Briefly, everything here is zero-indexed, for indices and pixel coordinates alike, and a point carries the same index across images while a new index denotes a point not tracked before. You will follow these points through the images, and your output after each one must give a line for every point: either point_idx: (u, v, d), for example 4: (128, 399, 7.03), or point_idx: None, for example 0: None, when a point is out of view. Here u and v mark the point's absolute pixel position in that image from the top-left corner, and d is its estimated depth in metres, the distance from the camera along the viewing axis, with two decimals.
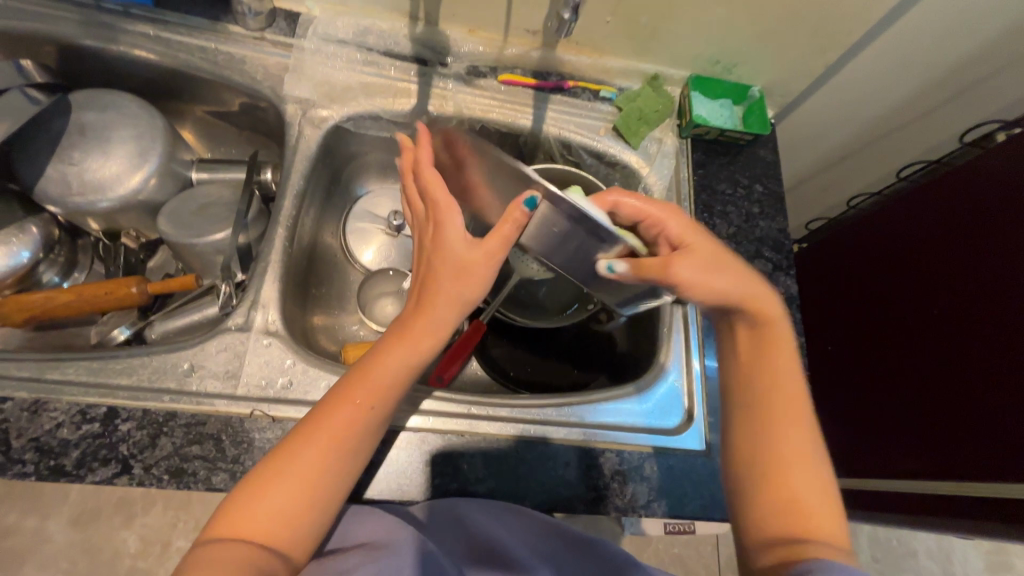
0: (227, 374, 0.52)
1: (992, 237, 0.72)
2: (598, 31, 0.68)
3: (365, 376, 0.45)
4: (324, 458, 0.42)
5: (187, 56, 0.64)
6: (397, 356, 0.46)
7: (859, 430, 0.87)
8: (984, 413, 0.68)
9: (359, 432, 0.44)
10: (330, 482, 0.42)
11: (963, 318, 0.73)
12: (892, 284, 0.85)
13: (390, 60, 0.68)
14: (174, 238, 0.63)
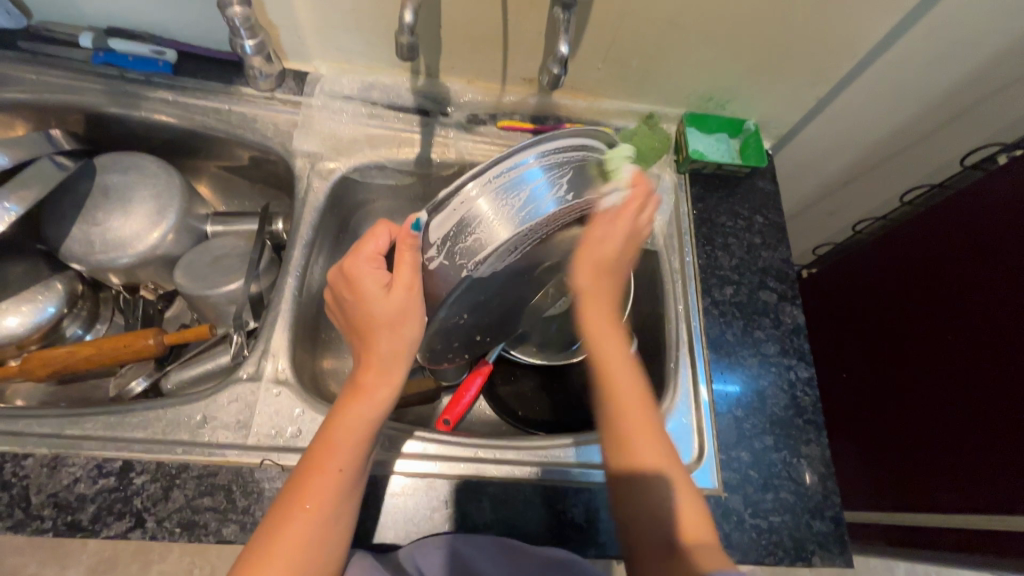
0: (239, 424, 0.53)
1: (993, 264, 0.72)
2: (591, 76, 0.70)
3: (331, 446, 0.47)
4: (312, 526, 0.44)
5: (203, 117, 0.68)
6: (352, 424, 0.48)
7: (883, 460, 0.85)
8: (1006, 443, 0.66)
9: (336, 495, 0.46)
10: (327, 543, 0.45)
11: (978, 344, 0.72)
12: (905, 311, 0.84)
13: (394, 112, 0.72)
14: (190, 290, 0.65)
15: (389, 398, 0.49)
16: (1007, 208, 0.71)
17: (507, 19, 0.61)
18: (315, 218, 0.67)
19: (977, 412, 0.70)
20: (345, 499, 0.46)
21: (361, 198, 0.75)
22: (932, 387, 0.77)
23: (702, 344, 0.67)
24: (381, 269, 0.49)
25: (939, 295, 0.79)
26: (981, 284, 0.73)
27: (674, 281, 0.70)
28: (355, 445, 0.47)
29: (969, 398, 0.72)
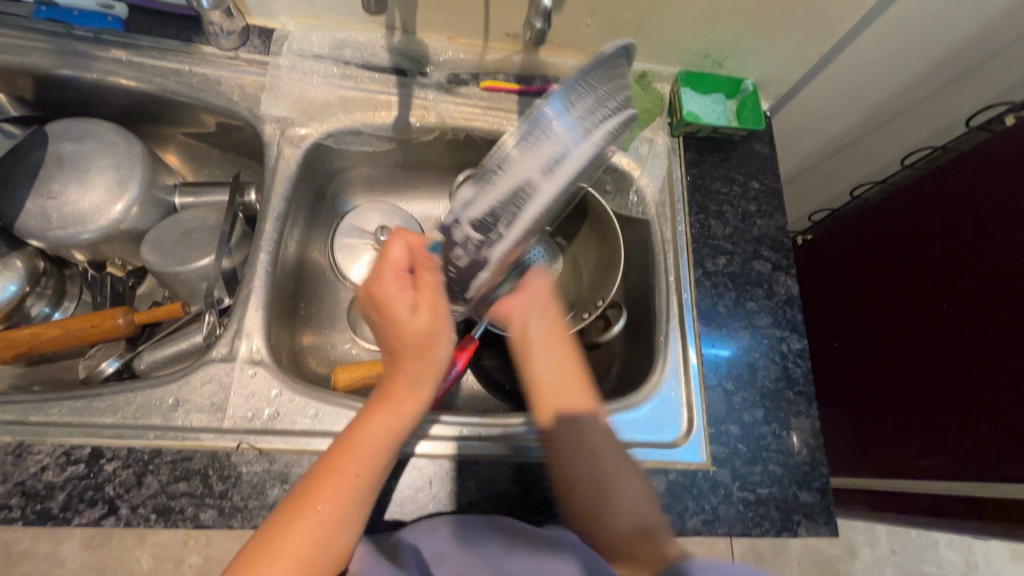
0: (213, 407, 0.51)
1: (996, 231, 0.70)
2: (580, 32, 0.65)
3: (353, 453, 0.46)
4: (326, 527, 0.44)
5: (162, 80, 0.63)
6: (374, 438, 0.47)
7: (872, 427, 0.85)
8: (1003, 410, 0.65)
9: (349, 503, 0.45)
10: (335, 545, 0.45)
11: (977, 313, 0.70)
12: (903, 277, 0.82)
13: (368, 73, 0.67)
14: (159, 266, 0.62)
15: (411, 414, 0.48)
16: (1014, 172, 0.68)
17: None
18: (287, 189, 0.63)
19: (973, 379, 0.70)
20: (358, 505, 0.46)
21: (337, 166, 0.71)
22: (926, 354, 0.76)
23: (692, 316, 0.65)
24: (405, 281, 0.49)
25: (941, 260, 0.76)
26: (984, 248, 0.71)
27: (666, 251, 0.68)
28: (377, 457, 0.46)
29: (966, 365, 0.71)
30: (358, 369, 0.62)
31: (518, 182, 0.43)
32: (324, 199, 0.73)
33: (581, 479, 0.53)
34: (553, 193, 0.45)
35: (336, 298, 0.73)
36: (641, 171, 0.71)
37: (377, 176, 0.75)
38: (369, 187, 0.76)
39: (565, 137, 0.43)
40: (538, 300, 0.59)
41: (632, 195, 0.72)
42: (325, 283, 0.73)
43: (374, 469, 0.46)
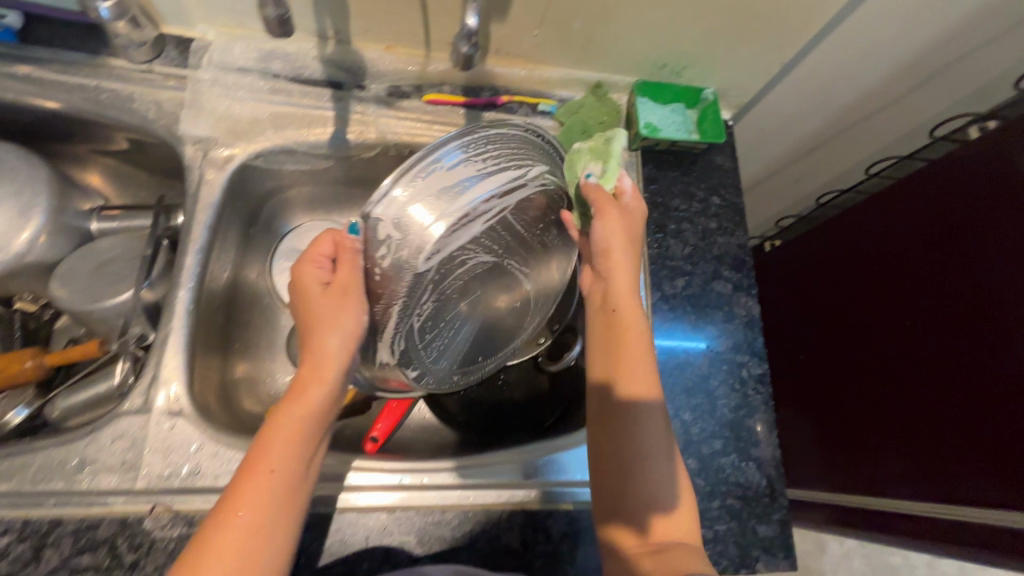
0: (125, 466, 0.47)
1: (966, 247, 0.68)
2: (528, 43, 0.61)
3: (268, 442, 0.42)
4: (264, 532, 0.39)
5: (66, 96, 0.57)
6: (295, 423, 0.44)
7: (843, 432, 0.83)
8: (980, 407, 0.63)
9: (279, 499, 0.40)
10: (265, 553, 0.39)
11: (945, 330, 0.69)
12: (880, 283, 0.80)
13: (300, 87, 0.61)
14: (70, 303, 0.57)
15: (328, 394, 0.46)
16: (984, 188, 0.66)
17: None
18: (212, 215, 0.58)
19: (946, 376, 0.68)
20: (288, 500, 0.41)
21: (272, 185, 0.66)
22: (902, 351, 0.74)
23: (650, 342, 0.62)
24: (322, 269, 0.49)
25: (914, 269, 0.74)
26: (959, 243, 0.69)
27: None
28: (299, 444, 0.43)
29: (939, 362, 0.69)
30: None
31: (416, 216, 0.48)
32: (260, 219, 0.68)
33: (620, 438, 0.48)
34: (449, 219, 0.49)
35: (276, 326, 0.69)
36: None
37: (318, 194, 0.70)
38: (311, 206, 0.71)
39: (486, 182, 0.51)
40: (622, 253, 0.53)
41: None
42: (265, 308, 0.68)
43: (302, 456, 0.43)
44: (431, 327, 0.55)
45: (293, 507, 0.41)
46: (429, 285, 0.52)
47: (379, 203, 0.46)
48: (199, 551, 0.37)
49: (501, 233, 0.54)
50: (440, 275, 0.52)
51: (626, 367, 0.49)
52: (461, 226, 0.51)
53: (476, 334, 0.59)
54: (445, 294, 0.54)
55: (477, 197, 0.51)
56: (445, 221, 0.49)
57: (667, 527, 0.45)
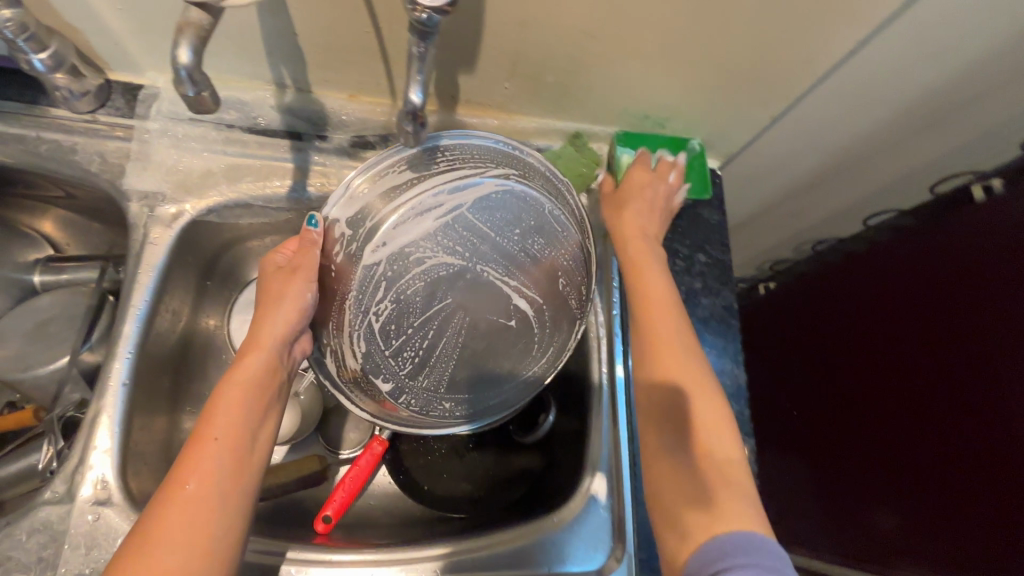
0: (42, 564, 0.43)
1: (973, 308, 0.63)
2: (500, 94, 0.58)
3: (211, 412, 0.44)
4: (214, 498, 0.41)
5: (2, 148, 0.53)
6: (239, 397, 0.46)
7: (848, 477, 0.78)
8: (985, 430, 0.59)
9: (229, 461, 0.43)
10: (218, 516, 0.40)
11: (949, 393, 0.64)
12: (881, 335, 0.75)
13: (257, 137, 0.58)
14: (4, 369, 0.54)
15: (274, 367, 0.49)
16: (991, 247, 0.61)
17: (377, 27, 0.48)
18: (156, 276, 0.54)
19: (948, 402, 0.64)
20: (236, 466, 0.43)
21: (229, 237, 0.62)
22: (900, 378, 0.71)
23: (628, 417, 0.57)
24: (281, 257, 0.53)
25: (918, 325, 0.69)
26: (948, 262, 0.66)
27: (598, 340, 0.60)
28: (243, 407, 0.45)
29: (939, 388, 0.65)
30: None
31: (360, 211, 0.53)
32: (217, 271, 0.64)
33: (677, 411, 0.47)
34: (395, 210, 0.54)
35: None
36: None
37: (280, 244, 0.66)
38: None
39: (438, 186, 0.54)
40: (642, 235, 0.57)
41: None
42: (218, 363, 0.64)
43: (245, 425, 0.45)
44: (394, 330, 0.56)
45: (243, 474, 0.43)
46: (386, 282, 0.55)
47: (336, 204, 0.52)
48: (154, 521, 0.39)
49: (467, 237, 0.55)
50: (393, 272, 0.55)
51: (664, 357, 0.49)
52: (409, 222, 0.54)
53: (467, 351, 0.57)
54: (408, 294, 0.55)
55: (427, 196, 0.54)
56: (395, 216, 0.54)
57: (722, 479, 0.43)
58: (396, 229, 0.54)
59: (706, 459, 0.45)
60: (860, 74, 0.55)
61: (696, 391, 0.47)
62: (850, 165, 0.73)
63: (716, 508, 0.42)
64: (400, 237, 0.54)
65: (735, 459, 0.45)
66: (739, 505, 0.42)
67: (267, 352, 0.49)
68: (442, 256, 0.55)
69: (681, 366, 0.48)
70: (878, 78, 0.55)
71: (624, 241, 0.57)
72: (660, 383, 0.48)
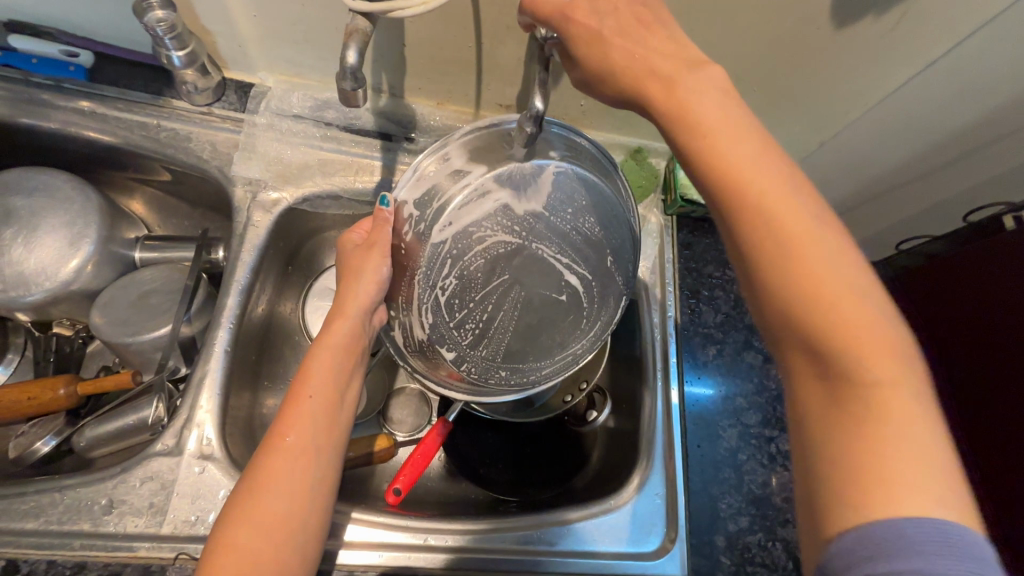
0: (152, 509, 0.47)
1: None
2: (574, 109, 0.63)
3: (307, 374, 0.47)
4: (309, 451, 0.43)
5: (127, 133, 0.59)
6: (328, 363, 0.48)
7: None
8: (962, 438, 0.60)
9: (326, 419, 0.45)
10: (315, 468, 0.43)
11: None
12: None
13: (351, 136, 0.63)
14: (109, 335, 0.58)
15: (357, 338, 0.50)
16: None
17: (480, 43, 0.54)
18: (256, 257, 0.59)
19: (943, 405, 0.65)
20: (329, 423, 0.45)
21: (314, 226, 0.67)
22: None
23: (679, 412, 0.61)
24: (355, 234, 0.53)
25: None
26: None
27: (654, 342, 0.64)
28: (333, 370, 0.48)
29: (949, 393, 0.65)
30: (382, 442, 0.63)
31: (429, 186, 0.48)
32: (298, 258, 0.69)
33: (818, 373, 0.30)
34: (464, 183, 0.47)
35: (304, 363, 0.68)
36: None
37: None
38: None
39: (498, 170, 0.47)
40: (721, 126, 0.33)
41: None
42: (293, 343, 0.67)
43: (334, 389, 0.47)
44: (458, 305, 0.52)
45: (332, 433, 0.45)
46: (449, 262, 0.50)
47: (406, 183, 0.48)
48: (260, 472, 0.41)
49: (533, 213, 0.49)
50: (458, 250, 0.49)
51: (809, 259, 0.29)
52: (474, 201, 0.47)
53: (532, 326, 0.55)
54: (472, 271, 0.50)
55: (492, 173, 0.47)
56: (460, 193, 0.47)
57: (883, 413, 0.27)
58: (466, 210, 0.48)
59: (874, 386, 0.28)
60: (906, 107, 0.60)
61: (858, 340, 0.28)
62: None
63: (882, 458, 0.26)
64: (467, 220, 0.47)
65: (908, 390, 0.28)
66: (925, 464, 0.26)
67: (351, 320, 0.50)
68: (505, 232, 0.50)
69: (837, 266, 0.29)
70: None
71: (668, 94, 0.35)
72: (836, 352, 0.28)
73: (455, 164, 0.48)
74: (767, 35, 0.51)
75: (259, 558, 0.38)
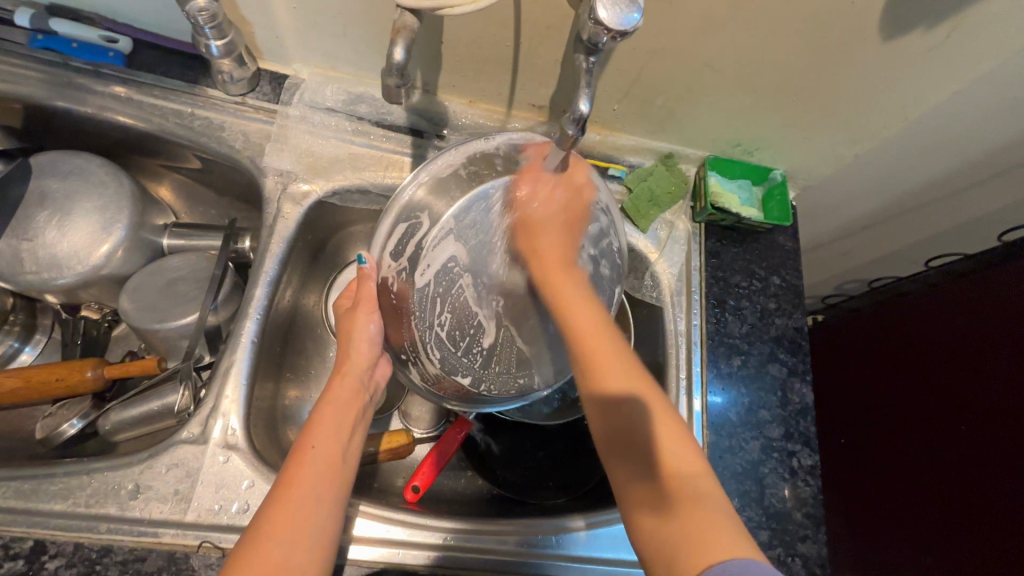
0: (177, 496, 0.47)
1: (983, 342, 0.67)
2: (607, 112, 0.63)
3: (312, 427, 0.47)
4: (312, 502, 0.43)
5: (161, 120, 0.59)
6: (332, 416, 0.48)
7: (881, 513, 0.76)
8: (1000, 484, 0.62)
9: (331, 472, 0.45)
10: (319, 517, 0.42)
11: (971, 421, 0.66)
12: (899, 384, 0.78)
13: (383, 131, 0.63)
14: (137, 321, 0.58)
15: (357, 398, 0.51)
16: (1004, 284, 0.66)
17: (518, 42, 0.53)
18: (284, 249, 0.59)
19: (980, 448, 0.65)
20: (331, 474, 0.45)
21: (341, 220, 0.67)
22: (914, 424, 0.74)
23: (701, 422, 0.61)
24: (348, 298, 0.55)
25: (935, 365, 0.72)
26: (977, 291, 0.69)
27: (677, 349, 0.64)
28: (337, 424, 0.48)
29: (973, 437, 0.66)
30: (397, 438, 0.63)
31: (403, 227, 0.49)
32: (324, 250, 0.69)
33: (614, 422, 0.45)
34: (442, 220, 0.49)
35: (325, 356, 0.68)
36: (659, 255, 0.68)
37: None
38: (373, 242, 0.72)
39: (466, 202, 0.49)
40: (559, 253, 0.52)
41: (647, 279, 0.68)
42: (315, 336, 0.68)
43: (340, 442, 0.47)
44: (461, 335, 0.51)
45: (335, 483, 0.45)
46: (446, 293, 0.50)
47: (383, 232, 0.50)
48: (266, 520, 0.40)
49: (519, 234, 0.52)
50: (445, 288, 0.50)
51: (598, 362, 0.47)
52: (449, 237, 0.49)
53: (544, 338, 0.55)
54: (476, 293, 0.51)
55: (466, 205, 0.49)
56: (438, 230, 0.49)
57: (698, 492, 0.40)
58: (449, 246, 0.49)
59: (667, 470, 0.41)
60: (946, 124, 0.59)
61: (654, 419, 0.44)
62: (917, 212, 0.76)
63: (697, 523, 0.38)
64: (451, 254, 0.49)
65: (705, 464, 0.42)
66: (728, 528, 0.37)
67: (350, 377, 0.51)
68: (491, 261, 0.51)
69: (639, 377, 0.47)
70: (960, 129, 0.60)
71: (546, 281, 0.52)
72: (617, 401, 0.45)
73: (427, 203, 0.49)
74: (811, 45, 0.50)
75: None
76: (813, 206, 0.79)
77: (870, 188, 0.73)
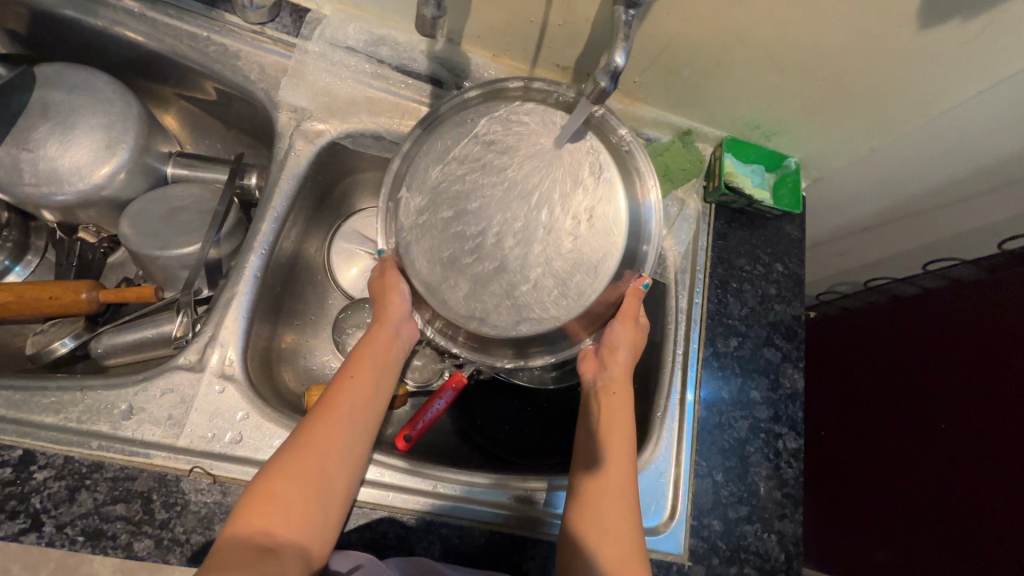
0: (171, 421, 0.47)
1: (967, 348, 0.69)
2: (631, 80, 0.62)
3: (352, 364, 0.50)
4: (346, 425, 0.46)
5: (175, 42, 0.57)
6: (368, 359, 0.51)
7: (856, 503, 0.79)
8: (979, 481, 0.63)
9: (365, 404, 0.48)
10: (350, 442, 0.46)
11: (952, 423, 0.68)
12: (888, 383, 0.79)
13: (402, 77, 0.62)
14: (136, 246, 0.56)
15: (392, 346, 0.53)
16: (998, 291, 0.67)
17: None
18: (293, 187, 0.58)
19: (958, 447, 0.67)
20: (364, 405, 0.48)
21: (351, 165, 0.66)
22: (895, 423, 0.76)
23: (696, 400, 0.62)
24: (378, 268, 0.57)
25: (920, 366, 0.75)
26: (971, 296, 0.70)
27: (678, 325, 0.64)
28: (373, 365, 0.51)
29: (951, 435, 0.68)
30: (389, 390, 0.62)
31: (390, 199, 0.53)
32: (332, 195, 0.68)
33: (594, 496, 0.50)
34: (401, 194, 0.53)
35: (325, 302, 0.68)
36: (667, 232, 0.67)
37: None
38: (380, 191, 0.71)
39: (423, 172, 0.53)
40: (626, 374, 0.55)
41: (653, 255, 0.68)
42: (315, 282, 0.67)
43: (373, 379, 0.50)
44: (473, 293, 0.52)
45: (365, 413, 0.48)
46: (426, 258, 0.52)
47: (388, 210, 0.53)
48: (307, 436, 0.44)
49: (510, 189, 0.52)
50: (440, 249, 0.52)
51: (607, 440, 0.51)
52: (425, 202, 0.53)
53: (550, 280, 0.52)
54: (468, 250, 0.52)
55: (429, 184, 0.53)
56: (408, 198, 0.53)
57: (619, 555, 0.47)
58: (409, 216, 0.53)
59: (590, 482, 0.50)
60: (964, 126, 0.59)
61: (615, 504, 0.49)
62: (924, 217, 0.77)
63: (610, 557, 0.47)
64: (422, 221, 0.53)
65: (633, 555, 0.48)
66: None
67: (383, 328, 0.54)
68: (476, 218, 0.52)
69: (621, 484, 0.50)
70: (979, 131, 0.60)
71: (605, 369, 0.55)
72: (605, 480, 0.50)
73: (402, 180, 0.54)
74: (845, 27, 0.50)
75: (293, 508, 0.41)
76: (818, 199, 0.80)
77: (878, 187, 0.73)
